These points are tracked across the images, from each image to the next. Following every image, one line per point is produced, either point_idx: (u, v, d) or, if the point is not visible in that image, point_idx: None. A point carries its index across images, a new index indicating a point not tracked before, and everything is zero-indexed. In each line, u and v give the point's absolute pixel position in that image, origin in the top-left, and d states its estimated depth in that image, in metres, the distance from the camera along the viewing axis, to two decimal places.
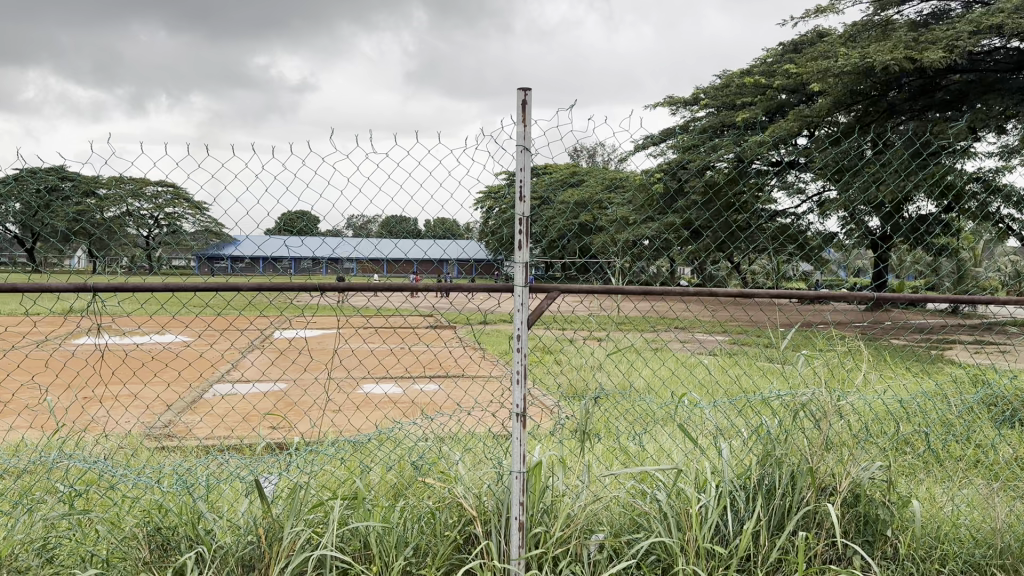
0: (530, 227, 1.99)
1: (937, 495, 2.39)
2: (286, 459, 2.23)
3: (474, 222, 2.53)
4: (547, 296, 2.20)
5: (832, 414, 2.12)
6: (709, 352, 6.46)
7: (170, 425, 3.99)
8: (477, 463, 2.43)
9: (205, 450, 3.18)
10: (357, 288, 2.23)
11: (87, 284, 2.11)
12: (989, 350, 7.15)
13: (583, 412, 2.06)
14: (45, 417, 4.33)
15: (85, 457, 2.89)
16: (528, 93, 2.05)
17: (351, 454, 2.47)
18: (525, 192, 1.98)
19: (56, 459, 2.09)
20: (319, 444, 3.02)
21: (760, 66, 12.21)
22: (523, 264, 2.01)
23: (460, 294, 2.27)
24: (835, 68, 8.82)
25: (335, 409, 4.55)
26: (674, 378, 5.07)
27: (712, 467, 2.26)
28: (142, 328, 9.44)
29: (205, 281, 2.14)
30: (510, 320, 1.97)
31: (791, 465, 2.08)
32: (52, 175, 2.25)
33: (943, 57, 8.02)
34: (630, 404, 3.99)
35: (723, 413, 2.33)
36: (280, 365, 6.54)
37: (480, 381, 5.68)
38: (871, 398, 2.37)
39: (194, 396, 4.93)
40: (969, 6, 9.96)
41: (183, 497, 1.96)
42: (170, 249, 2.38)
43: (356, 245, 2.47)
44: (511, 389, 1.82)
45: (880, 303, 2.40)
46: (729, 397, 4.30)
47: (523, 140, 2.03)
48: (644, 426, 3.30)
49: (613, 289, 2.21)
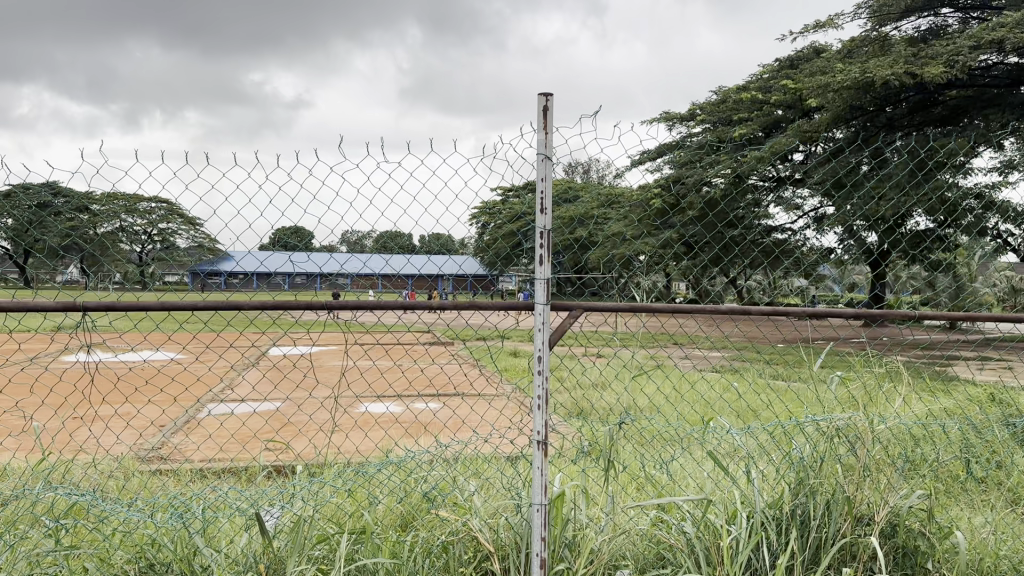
0: (552, 241, 1.97)
1: (971, 523, 2.35)
2: (290, 489, 2.18)
3: (475, 237, 2.48)
4: (569, 314, 2.17)
5: (870, 440, 2.13)
6: (712, 370, 6.42)
7: (163, 447, 3.93)
8: (490, 491, 2.38)
9: (202, 475, 3.12)
10: (354, 305, 2.18)
11: (76, 303, 2.05)
12: (993, 368, 7.12)
13: (607, 439, 2.04)
14: (34, 442, 4.24)
15: (79, 484, 2.82)
16: (550, 98, 2.01)
17: (357, 482, 2.42)
18: (546, 204, 1.95)
19: (41, 492, 2.02)
20: (321, 469, 2.96)
21: (756, 82, 12.27)
22: (545, 281, 1.97)
23: (473, 313, 2.23)
24: (834, 83, 8.85)
25: (333, 430, 4.49)
26: (678, 397, 5.02)
27: (740, 496, 2.23)
28: (134, 347, 9.38)
29: (203, 300, 2.09)
30: (532, 340, 1.93)
31: (826, 495, 2.07)
32: (45, 191, 2.23)
33: (943, 72, 8.07)
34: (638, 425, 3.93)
35: (749, 437, 2.30)
36: (277, 385, 6.49)
37: (480, 400, 5.63)
38: (899, 422, 2.33)
39: (188, 418, 4.84)
40: (966, 22, 10.05)
41: (177, 531, 1.90)
42: (164, 266, 2.33)
43: (364, 259, 2.42)
44: (532, 416, 1.80)
45: (890, 317, 2.37)
46: (737, 416, 4.27)
47: (545, 149, 2.00)
48: (653, 448, 3.25)
49: (635, 308, 2.19)
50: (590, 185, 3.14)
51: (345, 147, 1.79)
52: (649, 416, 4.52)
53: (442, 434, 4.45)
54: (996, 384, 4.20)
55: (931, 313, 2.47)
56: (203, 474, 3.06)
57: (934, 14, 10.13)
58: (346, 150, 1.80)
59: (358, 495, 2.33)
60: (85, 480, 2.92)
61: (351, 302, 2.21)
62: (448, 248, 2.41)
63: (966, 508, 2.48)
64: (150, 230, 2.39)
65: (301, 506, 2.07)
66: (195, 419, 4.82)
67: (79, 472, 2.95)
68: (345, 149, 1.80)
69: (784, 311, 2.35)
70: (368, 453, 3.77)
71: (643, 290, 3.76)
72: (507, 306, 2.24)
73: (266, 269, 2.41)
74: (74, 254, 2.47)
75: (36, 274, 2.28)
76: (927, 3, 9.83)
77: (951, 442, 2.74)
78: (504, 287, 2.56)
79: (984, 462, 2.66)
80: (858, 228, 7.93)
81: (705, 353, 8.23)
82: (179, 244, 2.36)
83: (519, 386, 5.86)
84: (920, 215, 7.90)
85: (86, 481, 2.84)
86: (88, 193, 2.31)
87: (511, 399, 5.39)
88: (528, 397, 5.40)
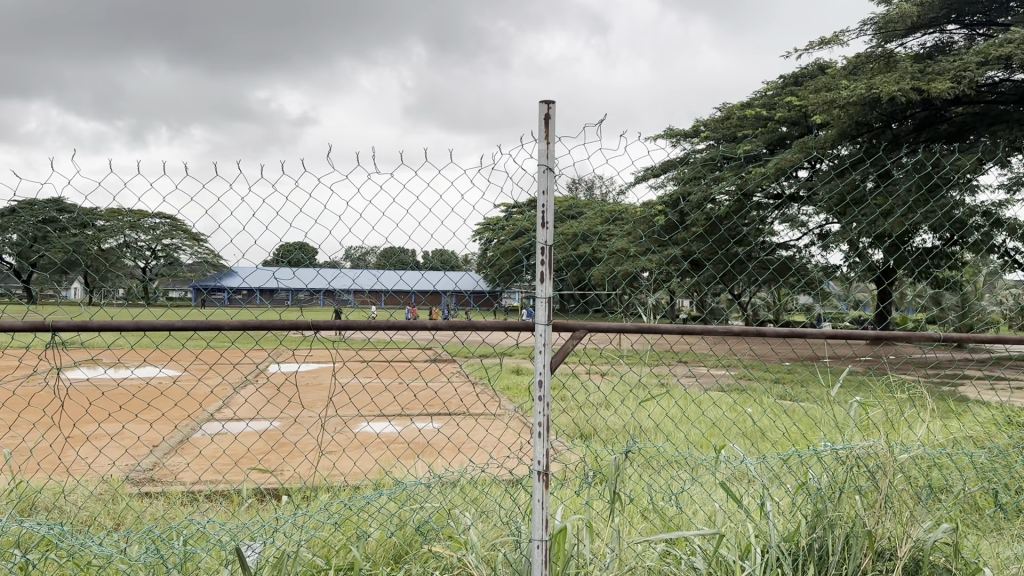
0: (553, 256, 1.93)
1: (988, 551, 2.32)
2: (275, 522, 2.16)
3: (474, 254, 2.43)
4: (572, 334, 2.13)
5: (892, 470, 2.13)
6: (715, 389, 6.36)
7: (154, 468, 3.87)
8: (486, 520, 2.35)
9: (191, 499, 3.05)
10: (351, 324, 2.14)
11: (47, 322, 2.02)
12: (999, 388, 7.07)
13: (612, 472, 2.03)
14: (25, 459, 4.19)
15: (65, 508, 2.78)
16: (552, 106, 1.98)
17: (352, 513, 2.39)
18: (547, 218, 1.91)
19: (7, 527, 1.98)
20: (318, 493, 2.93)
21: (760, 98, 12.27)
22: (546, 299, 1.92)
23: (473, 333, 2.19)
24: (840, 98, 8.83)
25: (326, 451, 4.43)
26: (681, 418, 4.96)
27: (753, 529, 2.20)
28: (129, 364, 9.32)
29: (189, 319, 2.04)
30: (532, 362, 1.89)
31: (846, 530, 2.06)
32: (50, 206, 2.22)
33: (951, 87, 8.06)
34: (638, 448, 3.89)
35: (765, 466, 2.27)
36: (272, 403, 6.42)
37: (479, 420, 5.57)
38: (922, 451, 2.30)
39: (181, 437, 4.79)
40: (972, 38, 10.05)
41: (154, 568, 1.89)
42: (168, 280, 2.29)
43: (353, 277, 2.39)
44: (533, 444, 1.82)
45: (902, 336, 2.32)
46: (741, 439, 4.22)
47: (546, 159, 1.96)
48: (655, 470, 3.21)
49: (643, 328, 2.16)
50: (595, 201, 3.11)
51: (345, 162, 1.77)
52: (651, 437, 4.46)
53: (439, 455, 4.41)
54: (1004, 405, 4.14)
55: (940, 333, 2.43)
56: (192, 498, 3.00)
57: (939, 31, 10.14)
58: (346, 165, 1.77)
59: (351, 528, 2.29)
60: (70, 504, 2.85)
61: (346, 320, 2.17)
62: (449, 265, 2.37)
63: (978, 537, 2.42)
64: (155, 245, 2.33)
65: (285, 543, 2.03)
66: (189, 438, 4.77)
67: (64, 496, 2.88)
68: (344, 164, 1.77)
69: (793, 332, 2.30)
70: (362, 475, 3.70)
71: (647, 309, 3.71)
72: (508, 326, 2.20)
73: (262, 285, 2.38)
74: (78, 268, 2.44)
75: (42, 289, 2.26)
76: (933, 20, 9.84)
77: (965, 467, 2.70)
78: (508, 303, 2.47)
79: (996, 487, 2.61)
80: (863, 245, 7.89)
81: (708, 372, 8.16)
82: (183, 261, 2.29)
83: (519, 406, 5.80)
84: (927, 233, 7.87)
85: (72, 507, 2.78)
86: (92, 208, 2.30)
87: (511, 420, 5.32)
88: (529, 416, 5.36)
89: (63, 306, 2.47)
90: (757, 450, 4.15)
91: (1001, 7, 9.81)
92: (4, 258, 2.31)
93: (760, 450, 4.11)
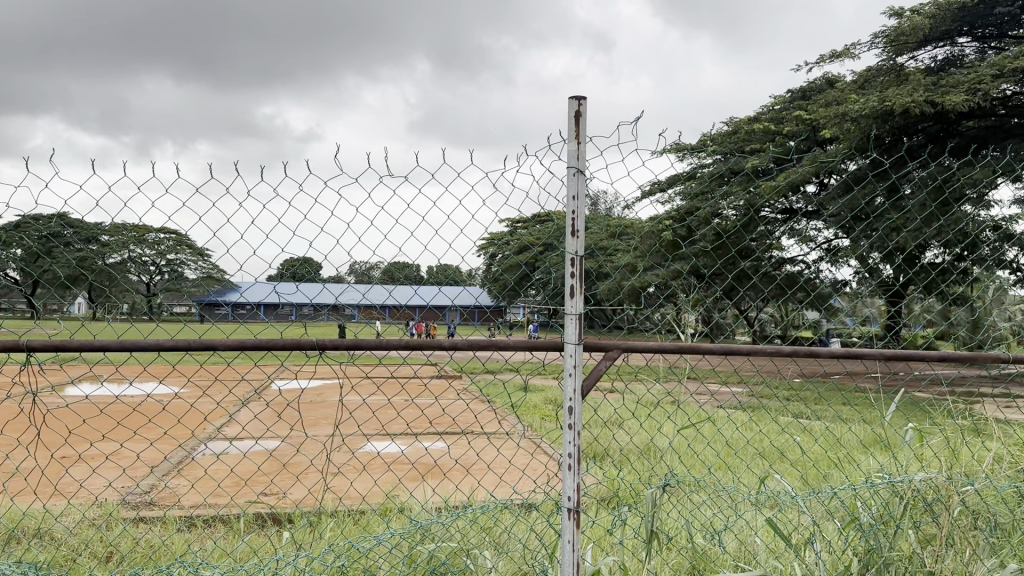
0: (584, 267, 1.95)
1: None
2: (284, 560, 2.13)
3: (482, 268, 2.36)
4: (604, 355, 2.13)
5: (954, 504, 2.31)
6: (730, 407, 6.33)
7: (152, 491, 3.81)
8: (505, 560, 2.34)
9: (191, 526, 2.98)
10: (361, 343, 2.06)
11: (23, 341, 1.95)
12: (1016, 407, 7.08)
13: (650, 513, 2.05)
14: (20, 484, 4.12)
15: (62, 540, 2.73)
16: (582, 103, 1.97)
17: (373, 551, 2.36)
18: (578, 227, 1.94)
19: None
20: (327, 525, 2.89)
21: (768, 113, 12.24)
22: (576, 316, 1.96)
23: (493, 353, 2.16)
24: (852, 111, 8.80)
25: (331, 473, 4.36)
26: (696, 438, 4.89)
27: (791, 568, 2.24)
28: (128, 383, 9.22)
29: (182, 338, 1.98)
30: (563, 386, 1.94)
31: (912, 567, 2.23)
32: (55, 221, 2.16)
33: (965, 100, 8.04)
34: (650, 473, 3.87)
35: (818, 501, 2.35)
36: (274, 423, 6.38)
37: (489, 441, 5.52)
38: (994, 484, 2.43)
39: (180, 459, 4.77)
40: (983, 51, 10.05)
41: None
42: (173, 295, 2.26)
43: (364, 292, 2.29)
44: (564, 480, 1.91)
45: (935, 357, 2.32)
46: (758, 464, 4.20)
47: (576, 161, 1.98)
48: (676, 496, 3.21)
49: (683, 348, 2.20)
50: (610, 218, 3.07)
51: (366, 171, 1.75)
52: (666, 457, 4.43)
53: (448, 476, 4.38)
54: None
55: (981, 352, 2.41)
56: (191, 525, 2.92)
57: (950, 43, 10.13)
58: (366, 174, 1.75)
59: (357, 563, 2.24)
60: (67, 537, 2.79)
61: (355, 339, 2.09)
62: (461, 280, 2.31)
63: None
64: (159, 259, 2.31)
65: None
66: (189, 460, 4.74)
67: (61, 527, 2.81)
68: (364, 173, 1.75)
69: (847, 351, 2.30)
70: (368, 500, 3.62)
71: (665, 328, 3.64)
72: (532, 345, 2.15)
73: (264, 302, 2.33)
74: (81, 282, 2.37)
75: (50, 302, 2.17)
76: (944, 33, 9.84)
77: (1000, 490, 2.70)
78: (512, 320, 2.46)
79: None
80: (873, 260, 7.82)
81: (720, 391, 8.09)
82: (186, 276, 2.23)
83: (530, 426, 5.73)
84: (937, 248, 7.86)
85: (70, 539, 2.72)
86: (97, 223, 2.22)
87: (521, 439, 5.25)
88: (538, 436, 5.32)
89: (66, 322, 2.41)
90: (778, 474, 4.07)
91: (1013, 20, 9.82)
92: (8, 274, 2.24)
93: (782, 474, 4.03)
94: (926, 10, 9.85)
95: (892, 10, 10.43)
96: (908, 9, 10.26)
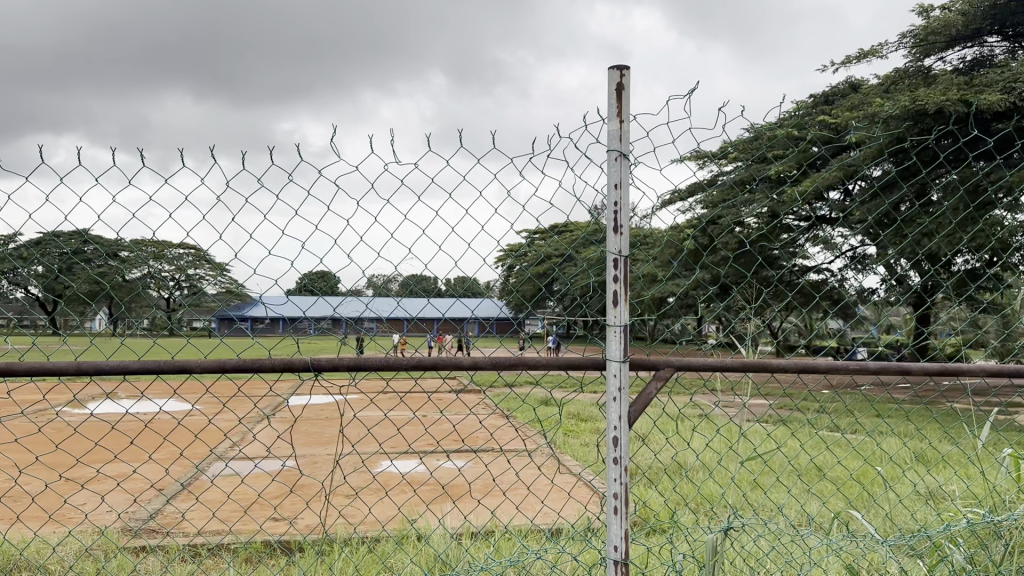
0: (628, 270, 1.88)
1: None
2: None
3: (502, 280, 2.27)
4: (655, 376, 2.05)
5: None
6: (754, 424, 6.26)
7: (158, 517, 3.84)
8: None
9: (194, 554, 2.96)
10: (362, 362, 1.97)
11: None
12: None
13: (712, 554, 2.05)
14: (30, 510, 4.14)
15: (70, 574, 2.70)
16: (624, 75, 1.91)
17: None
18: (621, 224, 1.88)
19: None
20: (349, 556, 2.85)
21: (792, 119, 12.13)
22: (620, 334, 1.89)
23: (523, 371, 2.07)
24: (880, 113, 8.68)
25: (355, 494, 4.42)
26: (731, 459, 4.84)
27: None
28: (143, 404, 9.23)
29: (151, 358, 1.91)
30: (606, 413, 1.87)
31: None
32: (75, 237, 2.08)
33: (999, 99, 7.92)
34: (676, 502, 3.82)
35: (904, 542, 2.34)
36: (290, 442, 6.37)
37: (516, 460, 5.48)
38: None
39: (189, 482, 4.78)
40: (1014, 51, 9.90)
41: None
42: (192, 310, 2.17)
43: (365, 302, 2.20)
44: (612, 526, 1.87)
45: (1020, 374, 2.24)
46: (789, 488, 4.16)
47: (619, 143, 1.91)
48: (703, 524, 3.18)
49: (733, 366, 2.12)
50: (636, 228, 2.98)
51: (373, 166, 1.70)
52: (695, 479, 4.39)
53: (470, 498, 4.38)
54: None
55: None
56: (199, 553, 2.91)
57: (979, 44, 9.99)
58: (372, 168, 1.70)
59: None
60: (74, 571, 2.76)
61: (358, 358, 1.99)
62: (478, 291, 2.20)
63: None
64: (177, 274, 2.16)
65: None
66: (199, 483, 4.74)
67: (68, 561, 2.79)
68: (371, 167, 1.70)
69: (942, 368, 2.20)
70: (384, 523, 3.67)
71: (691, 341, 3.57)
72: (566, 364, 2.06)
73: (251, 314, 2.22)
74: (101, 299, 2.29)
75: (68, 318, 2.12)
76: (976, 31, 9.70)
77: None
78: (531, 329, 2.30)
79: None
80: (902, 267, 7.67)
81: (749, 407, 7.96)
82: (206, 291, 2.13)
83: (554, 443, 5.69)
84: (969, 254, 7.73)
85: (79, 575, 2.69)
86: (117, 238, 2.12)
87: (545, 459, 5.22)
88: (561, 456, 5.28)
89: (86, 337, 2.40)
90: (813, 497, 4.05)
91: None
92: (30, 292, 2.14)
93: (812, 497, 4.01)
94: (956, 9, 9.73)
95: (921, 9, 10.29)
96: (937, 7, 10.13)
